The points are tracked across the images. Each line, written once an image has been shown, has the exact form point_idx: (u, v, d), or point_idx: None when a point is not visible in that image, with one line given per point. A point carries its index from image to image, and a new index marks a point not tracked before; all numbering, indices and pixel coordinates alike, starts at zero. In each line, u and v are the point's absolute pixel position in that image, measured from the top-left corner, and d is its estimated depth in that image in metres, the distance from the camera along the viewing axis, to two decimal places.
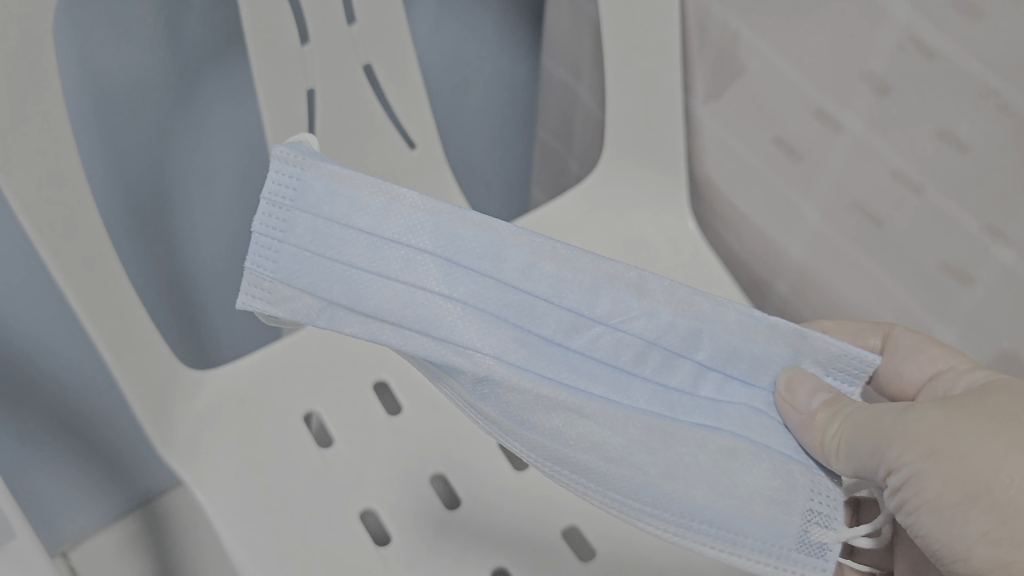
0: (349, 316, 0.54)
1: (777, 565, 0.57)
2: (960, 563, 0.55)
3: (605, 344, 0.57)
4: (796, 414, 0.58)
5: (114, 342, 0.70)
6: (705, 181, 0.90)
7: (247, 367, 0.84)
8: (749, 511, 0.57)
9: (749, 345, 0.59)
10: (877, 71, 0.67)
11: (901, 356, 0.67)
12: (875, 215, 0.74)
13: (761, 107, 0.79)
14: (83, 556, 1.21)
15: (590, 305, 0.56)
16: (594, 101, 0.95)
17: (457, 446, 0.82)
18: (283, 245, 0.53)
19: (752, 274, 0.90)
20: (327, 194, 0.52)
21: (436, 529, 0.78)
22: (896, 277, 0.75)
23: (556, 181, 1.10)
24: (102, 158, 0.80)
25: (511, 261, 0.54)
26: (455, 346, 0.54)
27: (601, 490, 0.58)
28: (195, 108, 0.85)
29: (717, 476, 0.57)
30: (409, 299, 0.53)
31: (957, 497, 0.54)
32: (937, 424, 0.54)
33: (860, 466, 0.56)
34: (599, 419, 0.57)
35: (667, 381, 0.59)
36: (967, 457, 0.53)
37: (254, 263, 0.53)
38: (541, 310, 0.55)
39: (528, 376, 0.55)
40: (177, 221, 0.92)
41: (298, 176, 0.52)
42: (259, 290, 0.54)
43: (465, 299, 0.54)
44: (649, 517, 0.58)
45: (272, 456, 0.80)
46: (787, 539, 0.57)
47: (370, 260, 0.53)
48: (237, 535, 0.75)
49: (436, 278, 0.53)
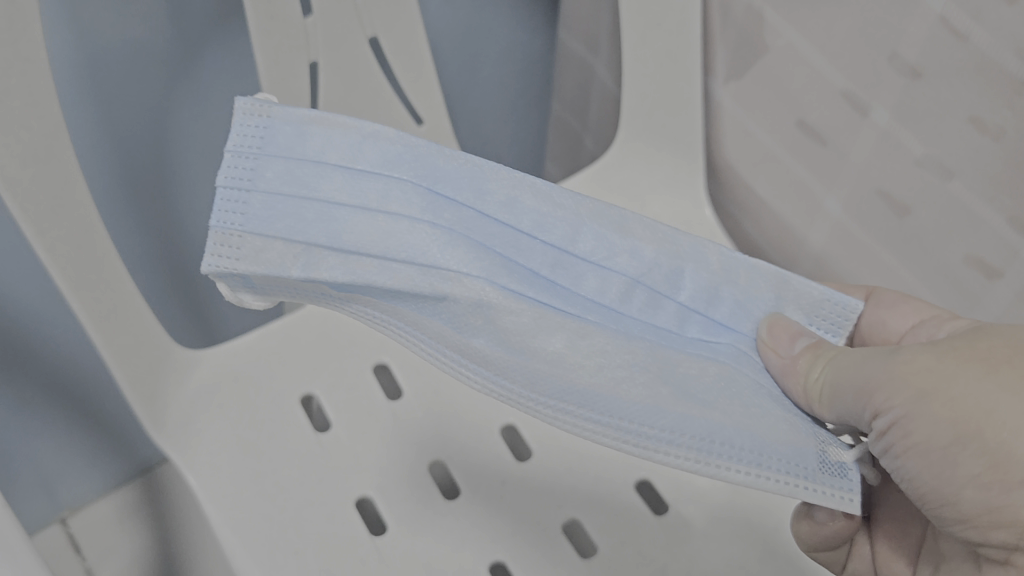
0: (327, 258, 0.49)
1: (809, 487, 0.47)
2: (950, 507, 0.51)
3: (590, 283, 0.53)
4: (778, 359, 0.54)
5: (103, 323, 0.67)
6: (723, 164, 0.87)
7: (242, 347, 0.82)
8: (756, 428, 0.49)
9: (730, 286, 0.55)
10: (907, 61, 0.63)
11: (885, 308, 0.62)
12: (899, 210, 0.71)
13: (783, 92, 0.76)
14: (82, 523, 1.21)
15: (572, 240, 0.52)
16: (611, 77, 0.92)
17: (458, 436, 0.80)
18: (252, 195, 0.48)
19: (769, 262, 0.87)
20: (297, 135, 0.48)
21: (434, 520, 0.75)
22: (920, 274, 0.72)
23: (571, 156, 1.07)
24: (98, 128, 0.77)
25: (493, 193, 0.50)
26: (442, 273, 0.49)
27: (608, 419, 0.48)
28: (193, 76, 0.81)
29: (717, 399, 0.51)
30: (391, 230, 0.49)
31: (947, 440, 0.49)
32: (928, 364, 0.50)
33: (844, 412, 0.52)
34: (599, 354, 0.51)
35: (653, 322, 0.54)
36: (958, 399, 0.48)
37: (220, 219, 0.48)
38: (525, 245, 0.51)
39: (521, 301, 0.51)
40: (179, 192, 0.89)
41: (265, 125, 0.48)
42: (227, 247, 0.49)
43: (449, 228, 0.50)
44: (669, 445, 0.47)
45: (267, 439, 0.77)
46: (808, 460, 0.49)
47: (348, 195, 0.48)
48: (229, 521, 0.73)
49: (417, 208, 0.49)
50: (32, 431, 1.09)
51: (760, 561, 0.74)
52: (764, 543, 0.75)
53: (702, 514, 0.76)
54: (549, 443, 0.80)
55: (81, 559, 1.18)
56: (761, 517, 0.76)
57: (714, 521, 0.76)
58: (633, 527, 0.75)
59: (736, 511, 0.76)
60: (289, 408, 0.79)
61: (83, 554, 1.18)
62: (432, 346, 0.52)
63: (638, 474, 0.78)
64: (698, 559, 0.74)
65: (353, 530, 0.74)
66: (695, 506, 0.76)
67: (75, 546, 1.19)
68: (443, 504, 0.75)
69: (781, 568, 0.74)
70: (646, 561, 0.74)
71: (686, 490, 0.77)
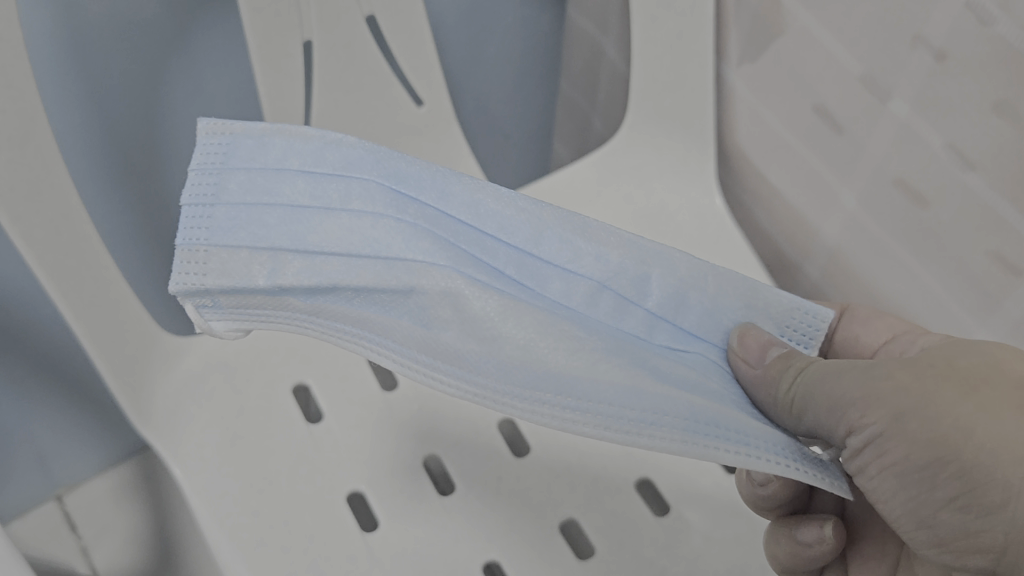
0: (295, 262, 0.46)
1: (792, 465, 0.45)
2: (924, 531, 0.50)
3: (555, 287, 0.49)
4: (748, 370, 0.51)
5: (84, 311, 0.65)
6: (734, 151, 0.84)
7: (235, 333, 0.79)
8: (727, 412, 0.47)
9: (700, 292, 0.51)
10: (928, 52, 0.60)
11: (858, 322, 0.64)
12: (916, 207, 0.68)
13: (798, 80, 0.73)
14: (79, 501, 1.17)
15: (537, 240, 0.48)
16: (620, 56, 0.89)
17: (454, 430, 0.77)
18: (215, 209, 0.47)
19: (780, 253, 0.84)
20: (258, 146, 0.47)
21: (427, 516, 0.72)
22: (936, 274, 0.69)
23: (580, 136, 1.04)
24: (86, 107, 0.74)
25: (455, 195, 0.48)
26: (408, 266, 0.46)
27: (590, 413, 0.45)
28: (189, 53, 0.79)
29: (688, 386, 0.48)
30: (354, 227, 0.46)
31: (924, 461, 0.47)
32: (902, 381, 0.48)
33: (817, 428, 0.49)
34: (572, 345, 0.46)
35: (620, 329, 0.50)
36: (936, 419, 0.47)
37: (185, 236, 0.46)
38: (490, 247, 0.48)
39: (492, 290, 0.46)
40: (176, 172, 0.86)
41: (226, 142, 0.47)
42: (194, 264, 0.46)
43: (414, 224, 0.47)
44: (651, 428, 0.44)
45: (257, 431, 0.75)
46: (781, 444, 0.46)
47: (310, 197, 0.46)
48: (215, 515, 0.70)
49: (380, 204, 0.46)
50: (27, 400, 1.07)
51: (763, 568, 0.71)
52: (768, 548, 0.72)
53: (704, 516, 0.73)
54: (547, 438, 0.77)
55: (76, 537, 1.15)
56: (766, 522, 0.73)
57: (717, 524, 0.73)
58: (632, 528, 0.73)
59: (740, 514, 0.74)
60: (282, 397, 0.77)
61: (80, 532, 1.15)
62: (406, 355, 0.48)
63: (639, 472, 0.76)
64: (699, 563, 0.71)
65: (343, 525, 0.71)
66: (696, 508, 0.74)
67: (71, 524, 1.16)
68: (435, 499, 0.73)
69: None
70: (644, 565, 0.71)
71: (689, 491, 0.75)
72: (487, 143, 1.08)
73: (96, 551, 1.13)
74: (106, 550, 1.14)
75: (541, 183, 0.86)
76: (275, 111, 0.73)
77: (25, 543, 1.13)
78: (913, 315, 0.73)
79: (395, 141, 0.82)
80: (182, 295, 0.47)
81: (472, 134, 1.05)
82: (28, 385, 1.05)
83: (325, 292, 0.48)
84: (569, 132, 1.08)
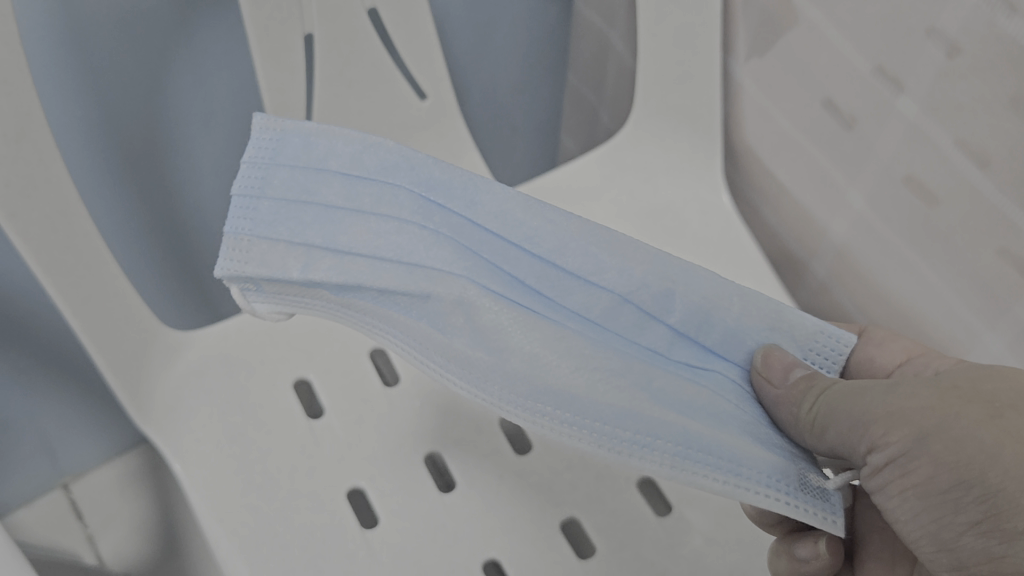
0: (325, 258, 0.48)
1: (789, 502, 0.45)
2: (944, 554, 0.49)
3: (577, 298, 0.49)
4: (772, 391, 0.50)
5: (82, 306, 0.65)
6: (741, 147, 0.83)
7: (236, 327, 0.79)
8: (734, 438, 0.47)
9: (721, 313, 0.51)
10: (938, 51, 0.59)
11: (874, 345, 0.62)
12: (924, 208, 0.67)
13: (806, 76, 0.71)
14: (85, 489, 1.17)
15: (561, 251, 0.49)
16: (627, 50, 0.88)
17: (456, 427, 0.77)
18: (261, 201, 0.49)
19: (786, 251, 0.83)
20: (307, 146, 0.49)
21: (428, 514, 0.71)
22: (943, 276, 0.68)
23: (588, 128, 1.04)
24: (84, 99, 0.73)
25: (484, 203, 0.49)
26: (427, 274, 0.47)
27: (587, 426, 0.46)
28: (193, 47, 0.78)
29: (697, 409, 0.48)
30: (382, 232, 0.48)
31: (948, 481, 0.47)
32: (925, 403, 0.48)
33: (838, 446, 0.49)
34: (580, 358, 0.47)
35: (638, 341, 0.50)
36: (961, 441, 0.47)
37: (234, 224, 0.48)
38: (513, 254, 0.49)
39: (503, 301, 0.47)
40: (178, 164, 0.86)
41: (278, 138, 0.49)
42: (238, 251, 0.48)
43: (437, 230, 0.49)
44: (642, 450, 0.46)
45: (258, 427, 0.74)
46: (788, 476, 0.46)
47: (347, 197, 0.48)
48: (214, 510, 0.70)
49: (409, 210, 0.49)
50: (32, 395, 1.06)
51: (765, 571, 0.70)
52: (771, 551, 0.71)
53: (705, 517, 0.73)
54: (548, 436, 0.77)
55: (82, 526, 1.14)
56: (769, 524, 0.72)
57: (718, 525, 0.72)
58: (634, 528, 0.72)
59: (742, 516, 0.73)
60: (283, 392, 0.77)
61: (85, 521, 1.14)
62: (421, 353, 0.49)
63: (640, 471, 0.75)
64: (699, 565, 0.71)
65: (343, 521, 0.71)
66: (698, 509, 0.73)
67: (77, 512, 1.15)
68: (435, 497, 0.72)
69: None
70: (645, 566, 0.70)
71: (690, 491, 0.74)
72: (494, 136, 1.07)
73: (101, 540, 1.13)
74: (110, 540, 1.13)
75: (546, 178, 0.85)
76: (276, 105, 0.73)
77: (30, 531, 1.13)
78: (920, 316, 0.72)
79: (398, 134, 0.82)
80: (224, 280, 0.49)
81: (478, 126, 1.04)
82: (33, 380, 1.04)
83: (353, 289, 0.49)
84: (576, 125, 1.07)
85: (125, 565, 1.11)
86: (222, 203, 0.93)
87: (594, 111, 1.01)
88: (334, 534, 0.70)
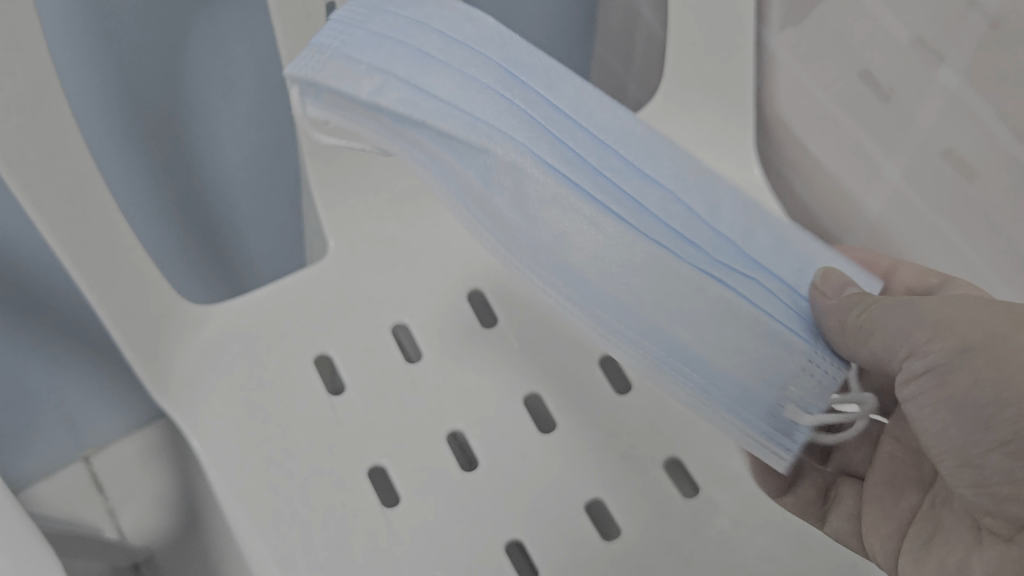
0: (394, 94, 0.52)
1: (758, 440, 0.56)
2: (967, 466, 0.52)
3: (633, 182, 0.52)
4: (823, 301, 0.53)
5: (98, 280, 0.64)
6: (773, 119, 0.81)
7: (255, 303, 0.77)
8: (731, 368, 0.53)
9: (764, 232, 0.55)
10: (982, 21, 0.57)
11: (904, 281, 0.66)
12: (964, 184, 0.64)
13: (845, 45, 0.69)
14: (106, 462, 1.17)
15: (624, 141, 0.54)
16: (657, 19, 0.86)
17: (478, 403, 0.74)
18: (355, 30, 0.55)
19: (819, 226, 0.81)
20: (418, 4, 0.57)
21: (451, 493, 0.70)
22: (982, 254, 0.65)
23: (616, 100, 1.02)
24: (103, 67, 0.72)
25: (593, 106, 0.55)
26: (489, 131, 0.51)
27: (594, 309, 0.54)
28: (211, 15, 0.75)
29: (713, 325, 0.52)
30: (463, 94, 0.52)
31: (986, 399, 0.49)
32: (979, 318, 0.50)
33: (882, 349, 0.51)
34: (617, 246, 0.51)
35: (716, 260, 0.52)
36: (1006, 361, 0.49)
37: (321, 39, 0.55)
38: (578, 134, 0.53)
39: (550, 168, 0.51)
40: (199, 135, 0.84)
41: (435, 10, 0.56)
42: (315, 58, 0.54)
43: (521, 107, 0.53)
44: (633, 343, 0.54)
45: (277, 402, 0.73)
46: (760, 405, 0.54)
47: (455, 79, 0.53)
48: (232, 488, 0.69)
49: (493, 77, 0.54)
50: (60, 377, 1.04)
51: (793, 554, 0.69)
52: (799, 536, 0.69)
53: (733, 499, 0.71)
54: (575, 415, 0.74)
55: (103, 498, 1.14)
56: (798, 506, 0.70)
57: (746, 507, 0.71)
58: (661, 509, 0.70)
59: (771, 499, 0.71)
60: (302, 367, 0.74)
61: (107, 493, 1.15)
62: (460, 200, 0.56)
63: (669, 451, 0.73)
64: (727, 547, 0.69)
65: (363, 499, 0.70)
66: (725, 491, 0.71)
67: (98, 485, 1.15)
68: (457, 476, 0.71)
69: (816, 564, 0.69)
70: (672, 548, 0.69)
71: (718, 470, 0.72)
72: None
73: (122, 514, 1.13)
74: (132, 513, 1.13)
75: None
76: None
77: (51, 504, 1.13)
78: None
79: None
80: (285, 76, 0.55)
81: None
82: (60, 363, 1.02)
83: (410, 125, 0.53)
84: None
85: (146, 538, 1.11)
86: (244, 175, 0.91)
87: (622, 82, 0.99)
88: (354, 512, 0.69)
